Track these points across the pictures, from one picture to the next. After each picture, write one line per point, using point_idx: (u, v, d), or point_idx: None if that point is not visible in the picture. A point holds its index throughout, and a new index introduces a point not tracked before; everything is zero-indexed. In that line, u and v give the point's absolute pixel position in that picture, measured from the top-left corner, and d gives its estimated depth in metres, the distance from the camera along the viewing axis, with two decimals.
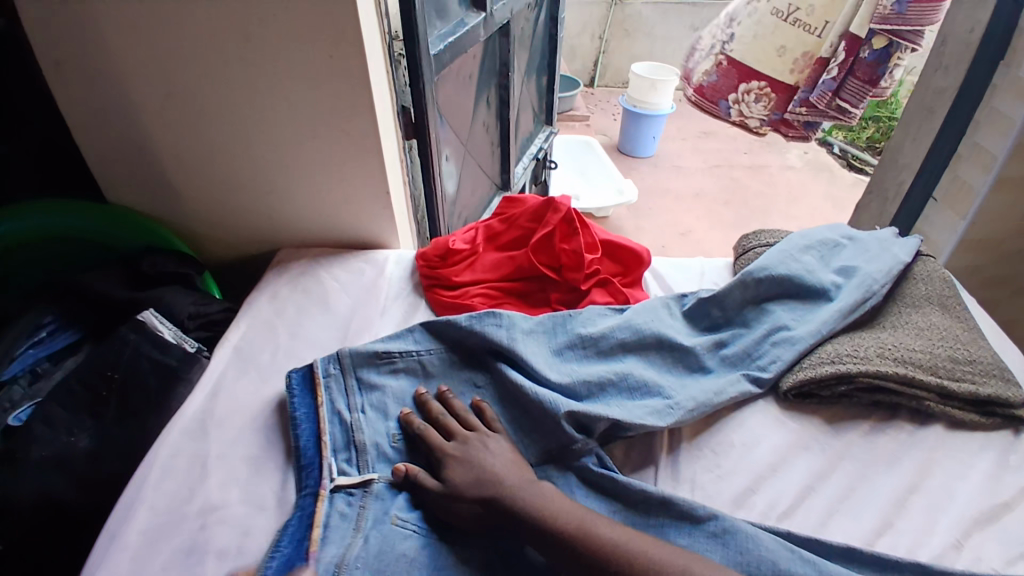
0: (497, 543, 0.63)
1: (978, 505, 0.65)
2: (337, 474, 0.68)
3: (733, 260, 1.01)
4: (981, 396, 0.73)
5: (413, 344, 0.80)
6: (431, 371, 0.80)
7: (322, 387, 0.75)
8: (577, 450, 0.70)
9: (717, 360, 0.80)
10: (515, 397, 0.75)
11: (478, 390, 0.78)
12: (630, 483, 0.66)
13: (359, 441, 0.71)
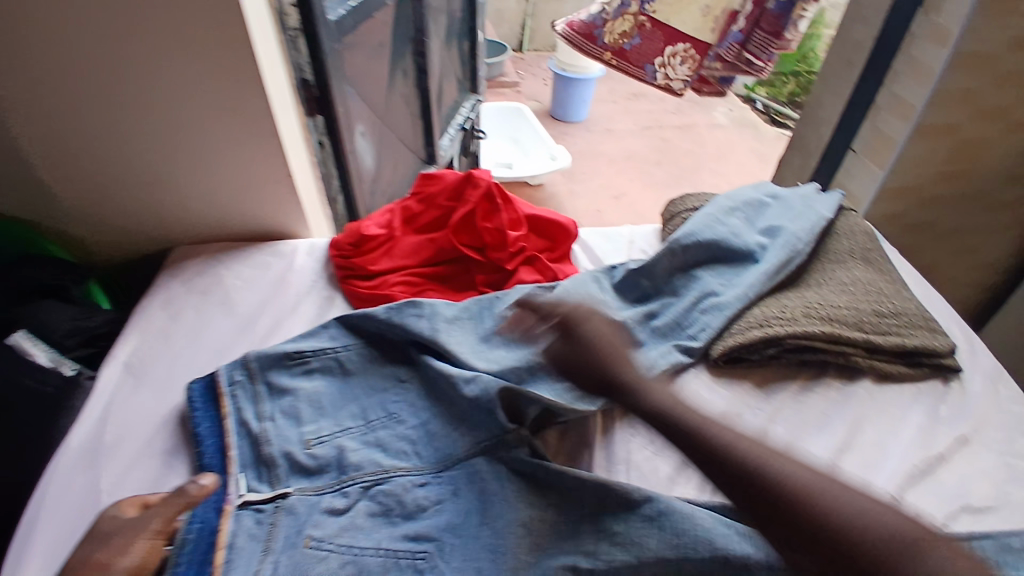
0: (426, 553, 0.58)
1: (912, 460, 0.66)
2: (246, 490, 0.62)
3: (662, 226, 0.99)
4: (907, 346, 0.74)
5: (327, 342, 0.75)
6: (350, 368, 0.74)
7: (225, 397, 0.69)
8: (509, 440, 0.65)
9: (648, 332, 0.78)
10: (441, 390, 0.70)
11: (403, 385, 0.73)
12: (564, 471, 0.62)
13: (268, 455, 0.65)
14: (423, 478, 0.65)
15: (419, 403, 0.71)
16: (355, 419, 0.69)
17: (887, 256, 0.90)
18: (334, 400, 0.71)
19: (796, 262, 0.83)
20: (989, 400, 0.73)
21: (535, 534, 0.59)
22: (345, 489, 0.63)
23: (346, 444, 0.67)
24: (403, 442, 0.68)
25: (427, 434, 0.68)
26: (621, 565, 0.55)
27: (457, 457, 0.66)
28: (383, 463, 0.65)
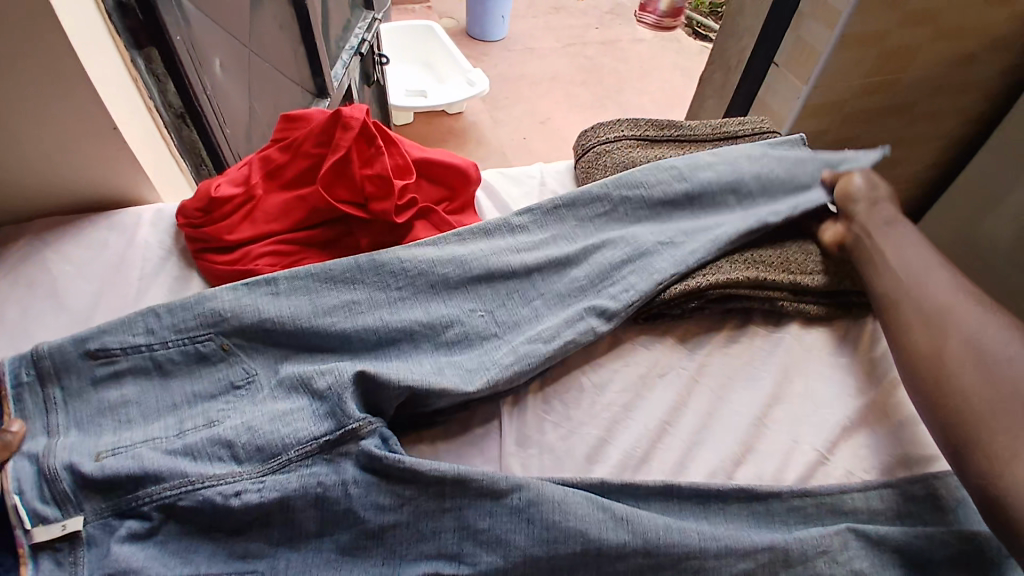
0: (255, 575, 0.50)
1: (845, 411, 0.61)
2: (31, 522, 0.49)
3: (577, 161, 0.86)
4: (826, 283, 0.68)
5: (143, 335, 0.59)
6: (170, 369, 0.59)
7: (10, 402, 0.55)
8: (353, 431, 0.54)
9: (550, 297, 0.67)
10: (296, 388, 0.58)
11: (238, 392, 0.59)
12: (420, 466, 0.53)
13: (53, 470, 0.51)
14: (243, 485, 0.52)
15: (268, 402, 0.58)
16: (167, 429, 0.56)
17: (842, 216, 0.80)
18: (152, 406, 0.57)
19: (769, 216, 0.73)
20: None
21: (383, 542, 0.52)
22: (147, 508, 0.51)
23: (144, 454, 0.53)
24: (222, 448, 0.54)
25: (249, 431, 0.55)
26: (488, 567, 0.50)
27: (287, 458, 0.54)
28: (187, 472, 0.52)
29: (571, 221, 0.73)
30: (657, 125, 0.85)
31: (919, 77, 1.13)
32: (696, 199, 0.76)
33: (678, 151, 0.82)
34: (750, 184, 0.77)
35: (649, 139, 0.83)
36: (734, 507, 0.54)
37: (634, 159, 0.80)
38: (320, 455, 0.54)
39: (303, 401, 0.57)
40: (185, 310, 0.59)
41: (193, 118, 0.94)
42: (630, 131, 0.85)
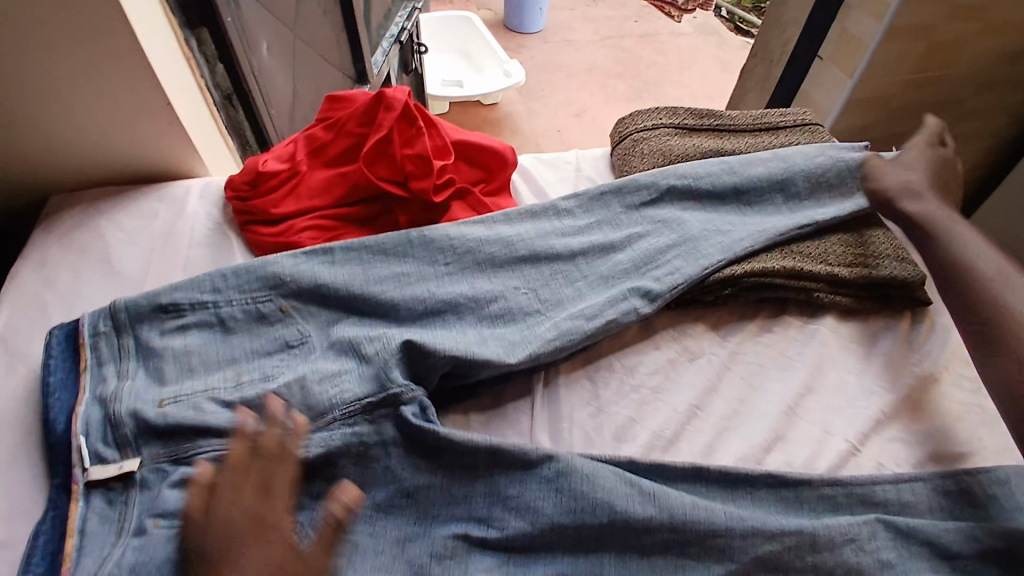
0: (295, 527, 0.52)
1: (878, 403, 0.61)
2: (91, 460, 0.54)
3: (612, 148, 0.86)
4: (874, 278, 0.66)
5: (209, 293, 0.64)
6: (232, 325, 0.63)
7: (86, 350, 0.60)
8: (396, 397, 0.56)
9: (597, 271, 0.68)
10: (346, 351, 0.61)
11: (293, 351, 0.63)
12: (455, 437, 0.54)
13: (115, 414, 0.56)
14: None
15: (319, 362, 0.61)
16: (224, 381, 0.59)
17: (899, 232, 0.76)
18: (209, 359, 0.61)
19: (823, 216, 0.70)
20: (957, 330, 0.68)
21: (415, 506, 0.53)
22: (199, 457, 0.55)
23: (203, 406, 0.57)
24: (274, 403, 0.57)
25: (301, 390, 0.57)
26: (516, 533, 0.51)
27: (332, 416, 0.56)
28: (245, 428, 0.56)
29: (616, 208, 0.74)
30: (697, 113, 0.84)
31: (968, 72, 1.10)
32: (744, 194, 0.73)
33: (716, 139, 0.81)
34: (802, 184, 0.73)
35: (688, 127, 0.82)
36: (762, 494, 0.54)
37: (671, 147, 0.80)
38: (361, 417, 0.56)
39: (351, 366, 0.59)
40: (249, 273, 0.64)
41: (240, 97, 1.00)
42: (669, 118, 0.84)
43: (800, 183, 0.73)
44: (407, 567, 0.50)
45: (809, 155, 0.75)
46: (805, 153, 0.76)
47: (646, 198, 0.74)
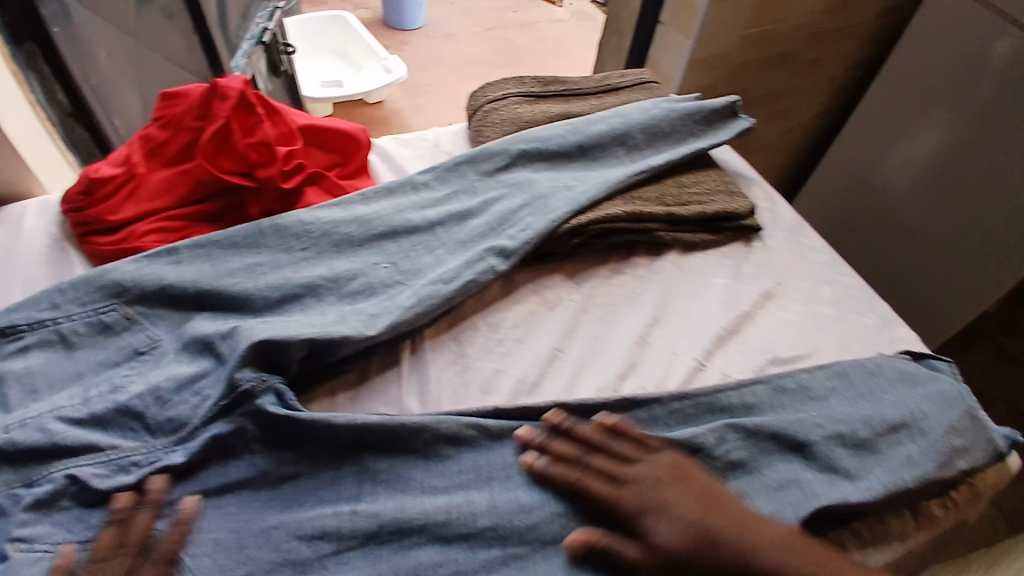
0: (156, 530, 0.50)
1: (720, 322, 0.67)
2: None
3: (467, 121, 0.86)
4: (709, 213, 0.73)
5: (48, 311, 0.60)
6: (76, 340, 0.60)
7: None
8: (251, 393, 0.55)
9: (457, 239, 0.69)
10: (204, 350, 0.60)
11: (142, 357, 0.60)
12: (317, 420, 0.54)
13: None
14: (154, 456, 0.54)
15: (172, 364, 0.59)
16: (72, 397, 0.56)
17: (731, 167, 0.83)
18: (54, 377, 0.58)
19: (659, 161, 0.75)
20: (786, 250, 0.75)
21: (283, 490, 0.54)
22: (52, 475, 0.52)
23: (52, 425, 0.53)
24: (132, 420, 0.56)
25: (158, 401, 0.56)
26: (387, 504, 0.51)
27: (193, 425, 0.55)
28: (101, 446, 0.54)
29: (472, 176, 0.75)
30: (542, 81, 0.86)
31: (802, 26, 1.19)
32: (589, 150, 0.77)
33: (562, 104, 0.84)
34: (639, 136, 0.78)
35: (535, 95, 0.84)
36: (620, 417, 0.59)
37: (521, 114, 0.81)
38: (219, 416, 0.55)
39: (208, 363, 0.59)
40: (88, 285, 0.61)
41: (82, 117, 0.97)
42: (516, 88, 0.85)
43: (637, 137, 0.78)
44: (274, 550, 0.50)
45: (643, 109, 0.80)
46: (639, 107, 0.81)
47: (498, 163, 0.76)
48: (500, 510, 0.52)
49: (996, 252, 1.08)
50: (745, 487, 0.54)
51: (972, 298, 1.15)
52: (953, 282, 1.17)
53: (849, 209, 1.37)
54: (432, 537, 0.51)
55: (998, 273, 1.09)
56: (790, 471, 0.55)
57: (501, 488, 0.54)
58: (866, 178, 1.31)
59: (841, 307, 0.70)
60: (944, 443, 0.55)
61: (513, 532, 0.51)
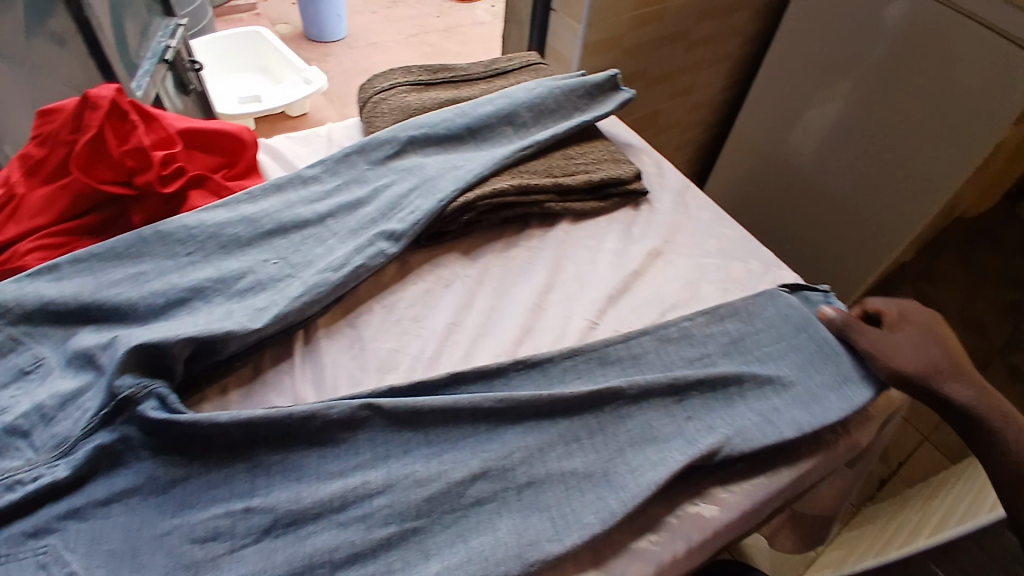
0: (48, 546, 0.48)
1: (611, 282, 0.68)
2: None
3: (359, 115, 0.84)
4: (595, 181, 0.75)
5: None
6: None
7: None
8: (131, 399, 0.53)
9: (349, 227, 0.67)
10: (88, 362, 0.57)
11: (29, 377, 0.58)
12: (198, 421, 0.52)
13: None
14: (36, 472, 0.51)
15: (59, 380, 0.57)
16: None
17: (616, 139, 0.87)
18: None
19: (544, 136, 0.76)
20: (672, 211, 0.78)
21: (174, 493, 0.51)
22: None
23: None
24: (18, 440, 0.54)
25: (45, 418, 0.55)
26: (284, 501, 0.50)
27: (76, 436, 0.53)
28: None
29: (362, 165, 0.74)
30: (431, 70, 0.86)
31: (687, 3, 1.23)
32: (478, 132, 0.77)
33: (452, 91, 0.84)
34: (526, 114, 0.79)
35: (423, 82, 0.84)
36: (517, 379, 0.58)
37: (410, 103, 0.81)
38: (100, 426, 0.53)
39: (93, 375, 0.57)
40: None
41: None
42: (404, 78, 0.85)
43: (525, 115, 0.79)
44: (166, 556, 0.48)
45: (527, 88, 0.81)
46: (524, 88, 0.82)
47: (388, 150, 0.74)
48: (399, 487, 0.50)
49: (899, 203, 1.17)
50: (635, 437, 0.55)
51: (879, 248, 1.26)
52: (871, 234, 1.26)
53: (766, 177, 1.45)
54: (330, 523, 0.49)
55: (900, 222, 1.19)
56: (674, 423, 0.56)
57: (398, 464, 0.52)
58: (776, 143, 1.39)
59: (726, 256, 0.73)
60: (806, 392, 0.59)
61: (408, 509, 0.49)
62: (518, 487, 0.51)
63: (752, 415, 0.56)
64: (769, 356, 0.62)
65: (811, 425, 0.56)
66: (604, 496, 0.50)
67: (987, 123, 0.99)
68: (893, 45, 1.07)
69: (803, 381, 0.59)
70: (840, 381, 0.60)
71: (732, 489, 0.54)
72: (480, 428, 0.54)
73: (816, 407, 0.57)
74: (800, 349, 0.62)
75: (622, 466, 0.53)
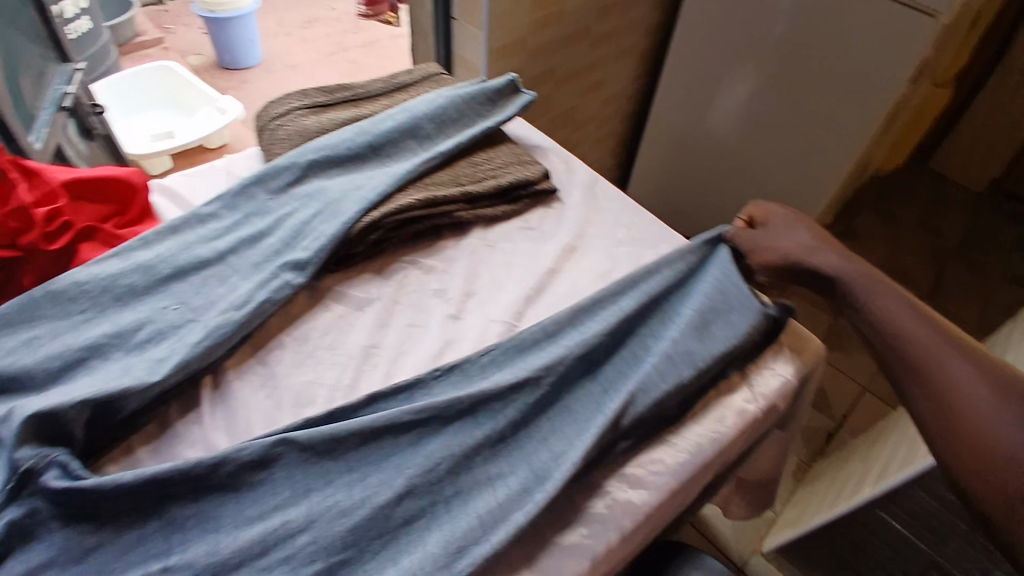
0: None
1: (528, 283, 0.68)
2: None
3: (258, 142, 0.81)
4: (503, 185, 0.75)
5: None
6: None
7: None
8: (34, 471, 0.49)
9: (254, 260, 0.65)
10: None
11: None
12: (105, 482, 0.49)
13: None
14: None
15: None
16: None
17: (523, 142, 0.87)
18: None
19: (447, 145, 0.75)
20: (582, 205, 0.79)
21: (92, 561, 0.48)
22: None
23: None
24: None
25: None
26: (202, 551, 0.48)
27: None
28: None
29: (262, 196, 0.71)
30: (326, 90, 0.84)
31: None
32: (380, 149, 0.76)
33: (352, 109, 0.83)
34: (428, 125, 0.78)
35: (321, 104, 0.82)
36: (437, 389, 0.57)
37: (307, 126, 0.79)
38: (7, 502, 0.49)
39: None
40: None
41: None
42: (300, 101, 0.83)
43: (427, 128, 0.78)
44: None
45: (427, 100, 0.81)
46: (422, 99, 0.81)
47: (286, 174, 0.72)
48: (321, 521, 0.48)
49: (810, 163, 1.25)
50: (558, 429, 0.55)
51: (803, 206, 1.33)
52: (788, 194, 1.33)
53: (687, 155, 1.50)
54: (253, 570, 0.47)
55: (817, 181, 1.26)
56: (594, 408, 0.56)
57: (319, 497, 0.50)
58: (692, 123, 1.43)
59: (637, 243, 0.75)
60: (708, 331, 0.61)
61: (333, 542, 0.47)
62: (445, 499, 0.50)
63: (653, 363, 0.58)
64: (666, 305, 0.64)
65: (704, 359, 0.59)
66: (527, 492, 0.50)
67: (879, 82, 1.05)
68: (793, 22, 1.11)
69: (698, 313, 0.62)
70: (731, 311, 0.62)
71: (659, 470, 0.55)
72: (403, 443, 0.53)
73: (707, 338, 0.60)
74: (692, 289, 0.65)
75: (543, 452, 0.53)
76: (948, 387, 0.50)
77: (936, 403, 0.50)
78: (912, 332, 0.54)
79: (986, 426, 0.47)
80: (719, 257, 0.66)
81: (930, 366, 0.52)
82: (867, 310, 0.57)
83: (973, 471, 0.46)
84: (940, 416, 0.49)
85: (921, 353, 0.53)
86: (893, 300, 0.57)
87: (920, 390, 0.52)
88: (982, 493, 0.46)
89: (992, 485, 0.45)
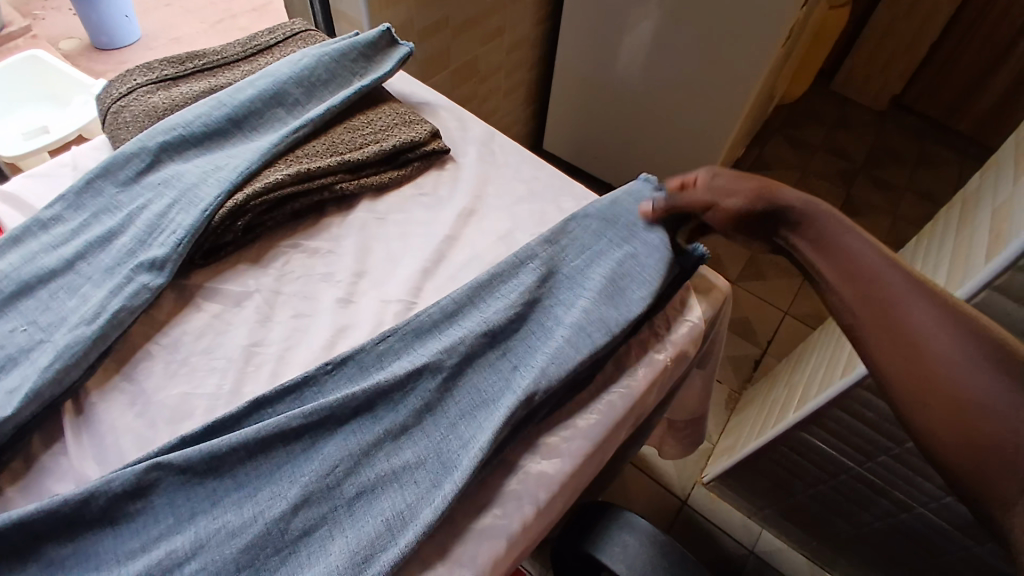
0: None
1: (424, 254, 0.64)
2: None
3: (103, 128, 0.71)
4: (387, 149, 0.69)
5: None
6: None
7: None
8: None
9: (109, 262, 0.57)
10: None
11: None
12: None
13: None
14: None
15: None
16: None
17: (409, 101, 0.81)
18: None
19: (318, 111, 0.68)
20: (477, 163, 0.74)
21: None
22: None
23: None
24: None
25: None
26: None
27: None
28: None
29: (110, 190, 0.63)
30: (174, 60, 0.74)
31: None
32: (244, 122, 0.68)
33: (207, 80, 0.74)
34: (296, 91, 0.71)
35: (170, 78, 0.73)
36: (330, 383, 0.52)
37: (156, 103, 0.69)
38: None
39: None
40: None
41: None
42: (144, 76, 0.73)
43: (296, 93, 0.71)
44: None
45: (293, 62, 0.73)
46: (287, 61, 0.73)
47: (134, 164, 0.63)
48: (210, 545, 0.43)
49: (724, 94, 1.26)
50: (463, 406, 0.52)
51: (717, 137, 1.35)
52: (704, 126, 1.35)
53: (600, 97, 1.47)
54: None
55: (729, 111, 1.28)
56: (502, 381, 0.53)
57: (206, 520, 0.45)
58: (603, 63, 1.39)
59: (537, 198, 0.71)
60: (619, 296, 0.59)
61: (224, 566, 0.43)
62: (347, 502, 0.46)
63: (564, 333, 0.55)
64: (578, 272, 0.61)
65: (618, 325, 0.57)
66: (436, 483, 0.47)
67: (778, 6, 1.08)
68: None
69: (611, 280, 0.60)
70: (640, 270, 0.61)
71: (571, 435, 0.53)
72: (295, 450, 0.48)
73: (621, 302, 0.58)
74: (606, 256, 0.62)
75: (455, 436, 0.50)
76: (922, 332, 0.45)
77: (907, 346, 0.46)
78: (881, 273, 0.49)
79: (964, 376, 0.42)
80: (625, 217, 0.65)
81: (901, 309, 0.47)
82: (833, 246, 0.53)
83: (939, 415, 0.43)
84: (909, 362, 0.45)
85: (891, 296, 0.48)
86: (859, 241, 0.52)
87: (890, 335, 0.47)
88: (940, 436, 0.42)
89: (957, 437, 0.41)
